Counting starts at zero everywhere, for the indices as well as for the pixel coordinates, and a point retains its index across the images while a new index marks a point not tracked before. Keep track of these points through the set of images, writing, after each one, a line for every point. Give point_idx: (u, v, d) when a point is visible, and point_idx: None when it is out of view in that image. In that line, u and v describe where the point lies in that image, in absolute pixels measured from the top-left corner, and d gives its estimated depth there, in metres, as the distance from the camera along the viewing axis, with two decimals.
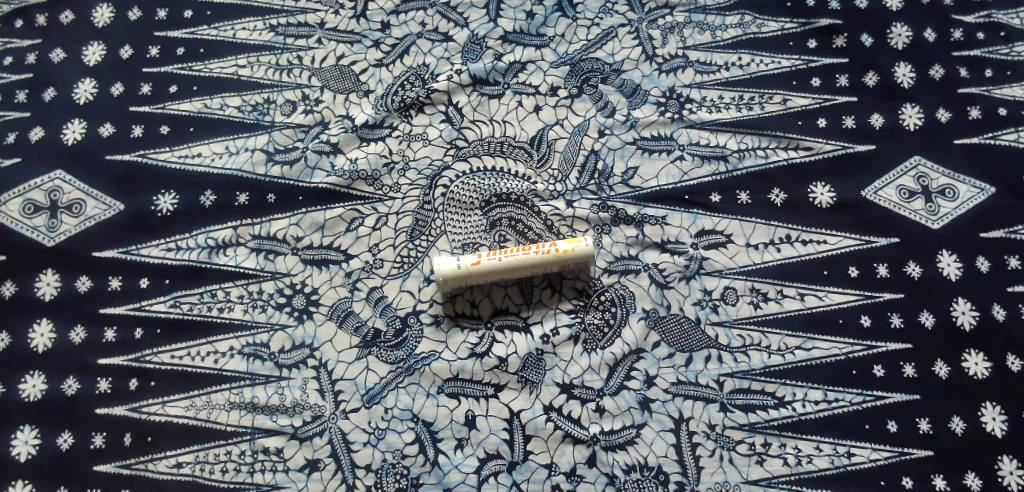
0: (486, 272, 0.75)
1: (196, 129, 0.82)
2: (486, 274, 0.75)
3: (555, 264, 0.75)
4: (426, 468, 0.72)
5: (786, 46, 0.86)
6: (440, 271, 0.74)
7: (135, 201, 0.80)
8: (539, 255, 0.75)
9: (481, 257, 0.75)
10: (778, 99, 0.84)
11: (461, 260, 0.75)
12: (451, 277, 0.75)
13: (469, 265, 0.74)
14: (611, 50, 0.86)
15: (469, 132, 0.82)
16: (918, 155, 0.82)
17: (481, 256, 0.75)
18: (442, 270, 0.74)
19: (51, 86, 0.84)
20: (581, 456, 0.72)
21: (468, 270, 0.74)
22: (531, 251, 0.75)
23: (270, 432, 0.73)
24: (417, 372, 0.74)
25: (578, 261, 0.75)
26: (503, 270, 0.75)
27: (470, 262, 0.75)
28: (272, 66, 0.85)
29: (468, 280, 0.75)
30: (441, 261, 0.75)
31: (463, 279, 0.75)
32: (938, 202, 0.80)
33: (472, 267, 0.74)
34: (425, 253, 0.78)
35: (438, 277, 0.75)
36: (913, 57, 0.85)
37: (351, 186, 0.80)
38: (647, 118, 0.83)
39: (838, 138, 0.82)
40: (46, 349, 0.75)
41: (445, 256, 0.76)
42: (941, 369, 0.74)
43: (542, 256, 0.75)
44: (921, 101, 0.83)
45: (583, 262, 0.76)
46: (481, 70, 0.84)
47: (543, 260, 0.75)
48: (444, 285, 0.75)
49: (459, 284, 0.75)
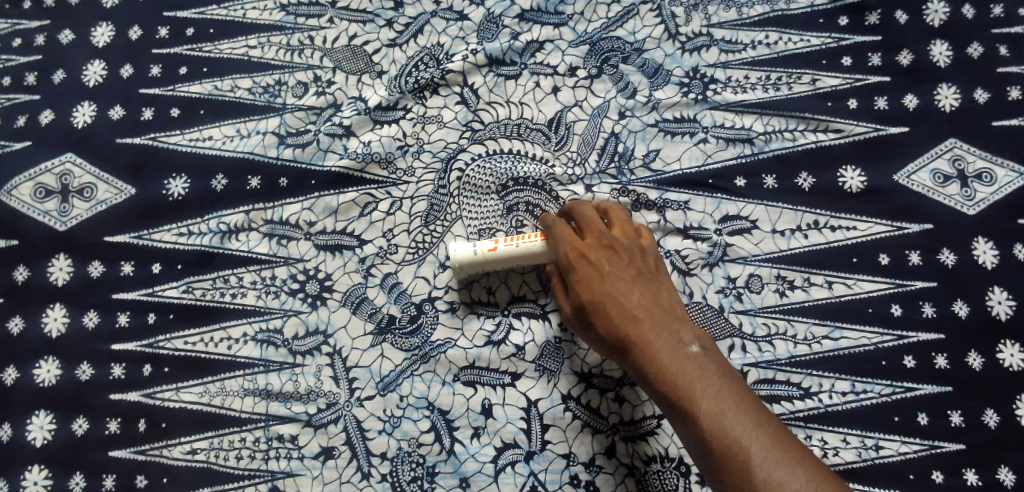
0: (505, 258, 0.71)
1: (207, 112, 0.81)
2: (506, 260, 0.71)
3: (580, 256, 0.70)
4: (442, 457, 0.71)
5: (815, 24, 0.82)
6: (457, 257, 0.72)
7: (147, 185, 0.79)
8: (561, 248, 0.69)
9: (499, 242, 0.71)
10: (807, 80, 0.80)
11: (478, 247, 0.72)
12: (467, 264, 0.72)
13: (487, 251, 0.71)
14: (632, 28, 0.82)
15: (485, 114, 0.80)
16: (954, 138, 0.78)
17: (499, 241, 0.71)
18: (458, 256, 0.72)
19: (60, 68, 0.83)
20: (599, 446, 0.71)
21: (486, 256, 0.71)
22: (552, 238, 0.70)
23: (284, 419, 0.72)
24: (433, 360, 0.73)
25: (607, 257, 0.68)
26: (525, 257, 0.71)
27: (488, 247, 0.71)
28: (283, 47, 0.83)
29: (485, 267, 0.72)
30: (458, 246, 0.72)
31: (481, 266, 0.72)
32: (975, 187, 0.77)
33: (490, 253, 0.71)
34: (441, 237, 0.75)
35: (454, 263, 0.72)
36: (950, 34, 0.81)
37: (364, 170, 0.78)
38: (670, 100, 0.80)
39: (869, 120, 0.79)
40: (60, 334, 0.75)
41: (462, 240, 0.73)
42: (974, 360, 0.71)
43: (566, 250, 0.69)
44: (957, 81, 0.80)
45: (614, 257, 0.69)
46: (498, 50, 0.82)
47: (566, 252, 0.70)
48: (461, 272, 0.73)
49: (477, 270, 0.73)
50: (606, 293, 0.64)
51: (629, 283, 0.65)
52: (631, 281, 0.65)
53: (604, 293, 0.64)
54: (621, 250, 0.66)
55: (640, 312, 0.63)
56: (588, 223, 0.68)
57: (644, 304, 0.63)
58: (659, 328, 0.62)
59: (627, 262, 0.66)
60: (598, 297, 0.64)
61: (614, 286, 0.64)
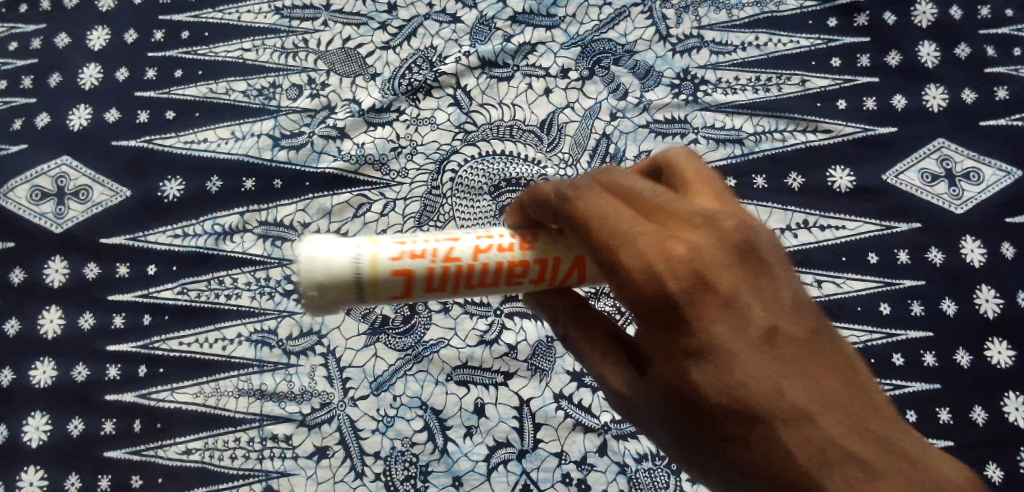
0: (404, 279, 0.47)
1: (202, 115, 0.81)
2: (405, 281, 0.47)
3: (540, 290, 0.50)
4: (435, 456, 0.72)
5: (805, 25, 0.83)
6: (324, 263, 0.45)
7: (143, 186, 0.79)
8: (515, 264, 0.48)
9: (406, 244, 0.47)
10: (796, 81, 0.81)
11: (367, 252, 0.46)
12: (333, 280, 0.46)
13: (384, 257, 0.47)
14: (623, 30, 0.84)
15: (478, 116, 0.81)
16: (942, 138, 0.79)
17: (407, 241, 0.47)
18: (326, 266, 0.45)
19: (56, 71, 0.83)
20: (591, 445, 0.71)
21: (377, 268, 0.46)
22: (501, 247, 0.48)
23: (278, 419, 0.73)
24: (426, 360, 0.74)
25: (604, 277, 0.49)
26: (438, 281, 0.48)
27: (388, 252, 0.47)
28: (278, 50, 0.84)
29: (366, 287, 0.47)
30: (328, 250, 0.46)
31: (366, 281, 0.46)
32: (963, 187, 0.77)
33: (388, 260, 0.47)
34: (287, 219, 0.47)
35: (309, 277, 0.45)
36: (938, 35, 0.82)
37: (358, 171, 0.78)
38: (661, 101, 0.81)
39: (858, 120, 0.80)
40: (56, 335, 0.75)
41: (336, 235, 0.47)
42: (962, 358, 0.72)
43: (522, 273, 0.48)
44: (945, 82, 0.81)
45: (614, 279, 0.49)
46: (490, 52, 0.83)
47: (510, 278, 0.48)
48: (322, 290, 0.46)
49: (344, 299, 0.47)
50: (732, 335, 0.40)
51: (769, 309, 0.41)
52: (773, 303, 0.41)
53: (727, 328, 0.40)
54: (754, 254, 0.41)
55: (792, 361, 0.40)
56: (680, 198, 0.43)
57: (797, 349, 0.41)
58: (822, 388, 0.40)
59: (763, 277, 0.41)
60: (719, 340, 0.40)
61: (742, 320, 0.40)
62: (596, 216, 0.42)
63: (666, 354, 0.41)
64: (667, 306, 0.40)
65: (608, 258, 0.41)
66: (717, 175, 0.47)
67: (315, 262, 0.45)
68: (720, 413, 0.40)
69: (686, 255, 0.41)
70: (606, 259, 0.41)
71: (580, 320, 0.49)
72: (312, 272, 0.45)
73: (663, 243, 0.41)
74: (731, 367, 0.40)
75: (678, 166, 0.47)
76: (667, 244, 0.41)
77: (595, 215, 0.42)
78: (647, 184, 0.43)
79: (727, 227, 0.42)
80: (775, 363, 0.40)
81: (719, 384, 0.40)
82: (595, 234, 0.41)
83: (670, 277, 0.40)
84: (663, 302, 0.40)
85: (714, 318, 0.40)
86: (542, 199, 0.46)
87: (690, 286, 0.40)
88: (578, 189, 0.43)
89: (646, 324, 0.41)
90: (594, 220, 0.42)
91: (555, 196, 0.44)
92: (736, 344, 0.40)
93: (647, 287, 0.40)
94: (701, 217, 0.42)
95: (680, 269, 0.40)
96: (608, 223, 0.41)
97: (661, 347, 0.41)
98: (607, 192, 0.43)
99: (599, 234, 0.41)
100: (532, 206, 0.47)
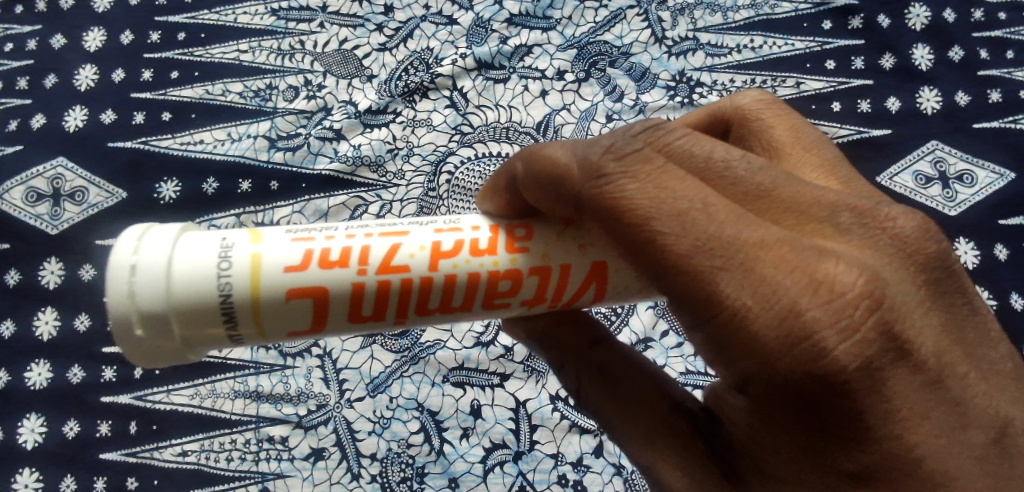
0: (293, 308, 0.46)
1: (198, 116, 0.81)
2: (294, 311, 0.46)
3: (532, 309, 0.50)
4: (431, 457, 0.72)
5: (800, 28, 0.84)
6: (189, 271, 0.44)
7: (137, 187, 0.79)
8: (487, 279, 0.47)
9: (306, 263, 0.46)
10: (791, 83, 0.82)
11: (257, 261, 0.45)
12: (169, 318, 0.44)
13: (267, 282, 0.45)
14: (619, 33, 0.84)
15: (474, 117, 0.81)
16: (936, 140, 0.80)
17: (308, 259, 0.46)
18: (153, 302, 0.44)
19: (52, 72, 0.83)
20: (587, 446, 0.72)
21: (254, 297, 0.45)
22: (472, 253, 0.48)
23: (275, 421, 0.73)
24: (422, 361, 0.74)
25: (618, 288, 0.49)
26: (346, 308, 0.47)
27: (279, 271, 0.45)
28: (274, 51, 0.84)
29: (234, 320, 0.45)
30: (162, 278, 0.44)
31: (254, 290, 0.45)
32: (957, 189, 0.78)
33: (281, 267, 0.45)
34: (123, 232, 0.45)
35: (132, 316, 0.43)
36: (931, 38, 0.83)
37: (355, 173, 0.78)
38: (657, 103, 0.81)
39: (853, 122, 0.80)
40: (51, 337, 0.75)
41: (199, 243, 0.46)
42: None
43: (499, 289, 0.48)
44: (939, 84, 0.82)
45: (627, 291, 0.50)
46: (487, 54, 0.83)
47: (472, 298, 0.48)
48: (184, 302, 0.44)
49: (187, 343, 0.45)
50: (891, 364, 0.37)
51: (934, 329, 0.39)
52: (939, 320, 0.39)
53: (885, 355, 0.37)
54: (936, 264, 0.40)
55: (957, 393, 0.38)
56: (793, 179, 0.41)
57: (971, 378, 0.39)
58: (993, 423, 0.39)
59: (932, 284, 0.40)
60: (883, 371, 0.37)
61: (900, 346, 0.37)
62: (687, 210, 0.38)
63: (782, 387, 0.38)
64: (795, 326, 0.37)
65: (706, 268, 0.37)
66: (832, 147, 0.49)
67: (138, 296, 0.43)
68: (846, 458, 0.38)
69: (838, 267, 0.37)
70: (690, 268, 0.37)
71: (595, 368, 0.50)
72: (136, 309, 0.43)
73: (796, 250, 0.38)
74: (889, 404, 0.37)
75: (765, 121, 0.50)
76: (807, 255, 0.38)
77: (687, 208, 0.38)
78: (737, 159, 0.41)
79: (908, 229, 0.40)
80: (945, 399, 0.38)
81: (872, 423, 0.37)
82: (668, 242, 0.38)
83: (802, 292, 0.37)
84: (787, 320, 0.37)
85: (866, 342, 0.37)
86: (559, 174, 0.43)
87: (843, 303, 0.37)
88: (624, 157, 0.40)
89: (744, 347, 0.37)
90: (688, 219, 0.38)
91: (592, 170, 0.41)
92: (900, 375, 0.37)
93: (764, 304, 0.37)
94: (846, 210, 0.40)
95: (826, 284, 0.37)
96: (714, 225, 0.38)
97: (764, 379, 0.38)
98: (670, 168, 0.40)
99: (692, 235, 0.37)
100: (533, 186, 0.45)
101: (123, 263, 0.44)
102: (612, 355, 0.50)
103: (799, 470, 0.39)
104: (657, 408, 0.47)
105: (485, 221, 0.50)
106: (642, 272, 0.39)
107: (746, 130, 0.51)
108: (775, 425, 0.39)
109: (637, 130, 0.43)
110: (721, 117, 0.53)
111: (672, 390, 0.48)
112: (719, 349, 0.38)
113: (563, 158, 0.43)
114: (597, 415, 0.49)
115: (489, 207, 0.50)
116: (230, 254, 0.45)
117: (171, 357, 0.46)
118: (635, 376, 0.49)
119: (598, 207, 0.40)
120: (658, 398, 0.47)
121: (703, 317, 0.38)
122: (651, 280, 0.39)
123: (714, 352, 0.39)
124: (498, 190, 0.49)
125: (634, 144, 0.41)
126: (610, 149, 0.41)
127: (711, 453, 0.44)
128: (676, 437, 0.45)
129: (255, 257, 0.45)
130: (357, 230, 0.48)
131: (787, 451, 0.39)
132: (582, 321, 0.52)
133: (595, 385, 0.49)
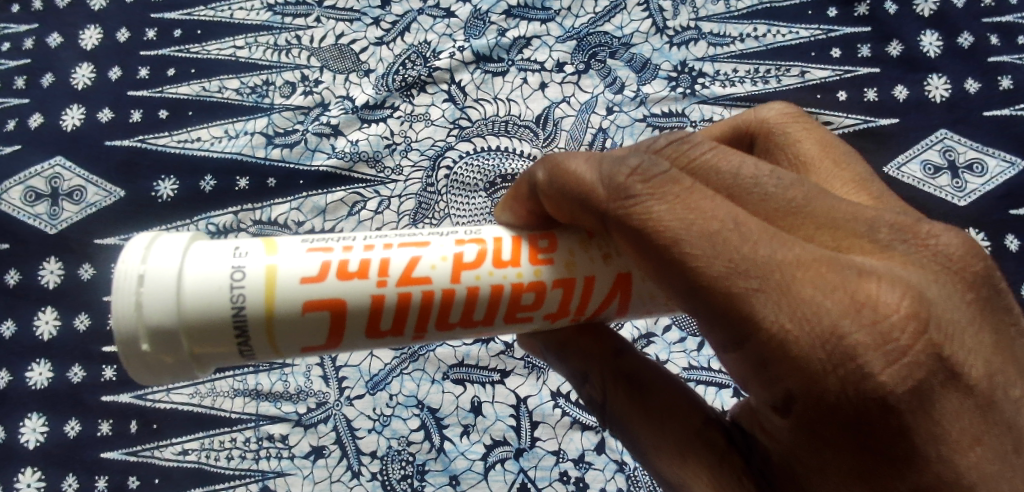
0: (309, 321, 0.45)
1: (195, 114, 0.81)
2: (310, 325, 0.45)
3: (555, 323, 0.49)
4: (432, 455, 0.71)
5: (804, 16, 0.82)
6: (201, 285, 0.44)
7: (135, 186, 0.79)
8: (511, 292, 0.47)
9: (324, 275, 0.45)
10: (795, 72, 0.80)
11: (274, 274, 0.45)
12: (179, 334, 0.43)
13: (282, 295, 0.45)
14: (619, 23, 0.83)
15: (473, 112, 0.80)
16: (945, 129, 0.78)
17: (326, 270, 0.45)
18: (161, 316, 0.43)
19: (49, 71, 0.83)
20: (588, 443, 0.71)
21: (268, 310, 0.44)
22: (495, 264, 0.47)
23: (275, 419, 0.72)
24: (422, 358, 0.73)
25: (639, 301, 0.49)
26: (364, 322, 0.46)
27: (297, 284, 0.45)
28: (270, 47, 0.83)
29: (246, 335, 0.45)
30: (171, 291, 0.43)
31: (270, 306, 0.44)
32: (966, 179, 0.76)
33: (299, 279, 0.45)
34: (131, 241, 0.45)
35: (139, 331, 0.43)
36: (939, 25, 0.81)
37: (352, 169, 0.78)
38: (657, 94, 0.80)
39: (859, 112, 0.78)
40: (51, 336, 0.75)
41: (209, 251, 0.45)
42: None
43: (523, 302, 0.47)
44: (947, 72, 0.80)
45: (650, 302, 0.49)
46: (484, 47, 0.82)
47: (495, 312, 0.47)
48: (192, 316, 0.43)
49: (194, 357, 0.45)
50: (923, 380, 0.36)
51: (986, 347, 0.38)
52: (989, 337, 0.38)
53: (930, 375, 0.36)
54: (984, 281, 0.39)
55: (982, 406, 0.37)
56: (805, 190, 0.40)
57: (999, 392, 0.37)
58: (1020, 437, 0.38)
59: (981, 296, 0.39)
60: (928, 389, 0.36)
61: (938, 366, 0.36)
62: (719, 230, 0.37)
63: (829, 410, 0.36)
64: (838, 349, 0.36)
65: (741, 290, 0.36)
66: (862, 162, 0.48)
67: (145, 310, 0.43)
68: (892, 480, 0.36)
69: (881, 285, 0.37)
70: (723, 291, 0.36)
71: (622, 380, 0.49)
72: (143, 324, 0.43)
73: (837, 270, 0.37)
74: (930, 422, 0.36)
75: (792, 134, 0.50)
76: (847, 274, 0.37)
77: (718, 227, 0.37)
78: (766, 175, 0.40)
79: (951, 246, 0.39)
80: (996, 417, 0.37)
81: (920, 443, 0.36)
82: (700, 264, 0.36)
83: (845, 314, 0.36)
84: (829, 343, 0.36)
85: (904, 358, 0.36)
86: (583, 191, 0.42)
87: (890, 326, 0.36)
88: (651, 179, 0.39)
89: (787, 369, 0.36)
90: (721, 240, 0.37)
91: (619, 190, 0.40)
92: (950, 397, 0.36)
93: (806, 326, 0.36)
94: (884, 226, 0.39)
95: (869, 305, 0.36)
96: (747, 245, 0.37)
97: (804, 399, 0.37)
98: (696, 187, 0.39)
99: (726, 257, 0.36)
100: (554, 197, 0.44)
101: (131, 272, 0.43)
102: (641, 368, 0.49)
103: (845, 485, 0.38)
104: (684, 416, 0.46)
105: (506, 231, 0.49)
106: (671, 293, 0.38)
107: (771, 144, 0.51)
108: (822, 443, 0.37)
109: (662, 146, 0.44)
110: (745, 130, 0.53)
111: (703, 405, 0.47)
112: (759, 369, 0.37)
113: (587, 175, 0.42)
114: (621, 426, 0.49)
115: (507, 217, 0.49)
116: (244, 265, 0.45)
117: (176, 373, 0.45)
118: (664, 386, 0.48)
119: (625, 226, 0.39)
120: (690, 411, 0.46)
121: (741, 339, 0.37)
122: (682, 299, 0.38)
123: (752, 372, 0.38)
124: (517, 199, 0.48)
125: (661, 165, 0.40)
126: (637, 169, 0.40)
127: (747, 470, 0.43)
128: (707, 451, 0.44)
129: (271, 269, 0.45)
130: (376, 241, 0.47)
131: (837, 467, 0.37)
132: (606, 332, 0.51)
133: (623, 397, 0.48)
